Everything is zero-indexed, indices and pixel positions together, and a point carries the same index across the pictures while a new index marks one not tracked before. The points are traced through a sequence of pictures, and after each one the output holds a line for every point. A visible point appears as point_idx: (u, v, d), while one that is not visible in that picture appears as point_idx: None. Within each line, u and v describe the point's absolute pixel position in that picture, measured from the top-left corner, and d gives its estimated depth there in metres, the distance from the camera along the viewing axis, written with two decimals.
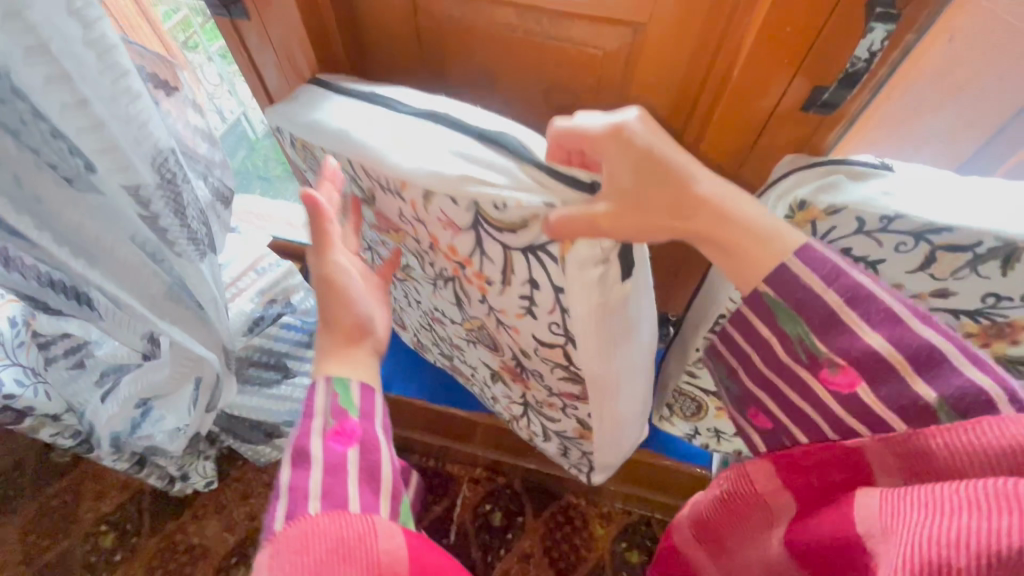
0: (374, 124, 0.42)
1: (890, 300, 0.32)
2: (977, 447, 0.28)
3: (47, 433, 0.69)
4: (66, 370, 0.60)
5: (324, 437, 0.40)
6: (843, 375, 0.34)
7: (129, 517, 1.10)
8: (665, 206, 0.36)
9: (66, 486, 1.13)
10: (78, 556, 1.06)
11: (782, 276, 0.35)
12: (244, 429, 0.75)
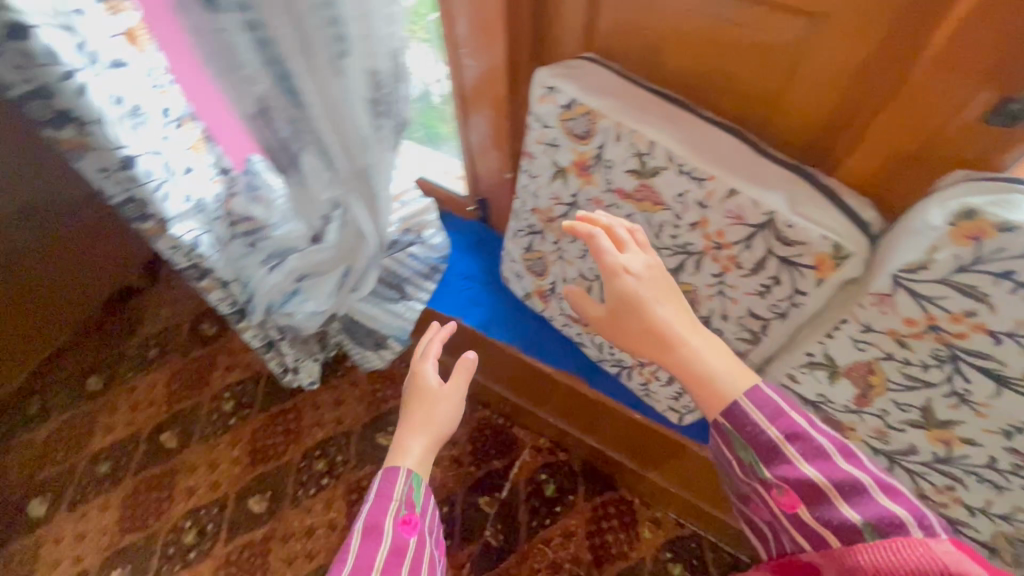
0: (674, 119, 0.48)
1: (822, 441, 0.45)
2: (898, 560, 0.38)
3: (214, 298, 0.79)
4: (243, 247, 0.76)
5: (395, 522, 0.59)
6: (787, 497, 0.45)
7: (247, 391, 1.29)
8: (661, 337, 0.49)
9: (207, 353, 1.35)
10: (205, 410, 1.28)
11: (736, 409, 0.46)
12: (361, 332, 0.88)
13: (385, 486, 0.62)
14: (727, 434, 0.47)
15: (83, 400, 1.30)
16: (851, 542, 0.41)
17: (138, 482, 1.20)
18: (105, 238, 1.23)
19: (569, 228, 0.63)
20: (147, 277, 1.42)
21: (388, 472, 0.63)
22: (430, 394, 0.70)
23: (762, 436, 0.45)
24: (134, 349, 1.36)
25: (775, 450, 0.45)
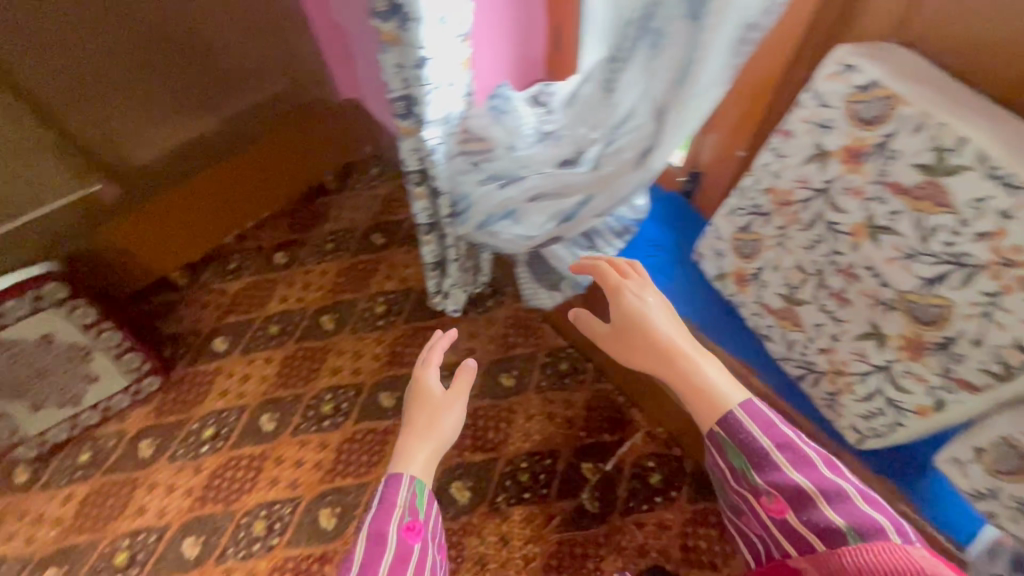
0: (989, 112, 0.55)
1: (810, 452, 0.54)
2: (873, 555, 0.45)
3: (421, 207, 0.90)
4: (466, 163, 0.83)
5: (399, 528, 0.63)
6: (775, 504, 0.53)
7: (399, 302, 1.43)
8: (662, 352, 0.64)
9: (373, 259, 1.51)
10: (360, 307, 1.43)
11: (728, 418, 0.57)
12: (543, 269, 0.91)
13: (391, 493, 0.66)
14: (719, 441, 0.57)
15: (268, 268, 1.51)
16: (834, 542, 0.48)
17: (297, 350, 1.39)
18: (313, 130, 1.50)
19: (808, 218, 0.69)
20: (337, 180, 1.62)
21: (392, 482, 0.66)
22: (433, 401, 0.77)
23: (757, 445, 0.55)
24: (315, 239, 1.55)
25: (762, 460, 0.54)
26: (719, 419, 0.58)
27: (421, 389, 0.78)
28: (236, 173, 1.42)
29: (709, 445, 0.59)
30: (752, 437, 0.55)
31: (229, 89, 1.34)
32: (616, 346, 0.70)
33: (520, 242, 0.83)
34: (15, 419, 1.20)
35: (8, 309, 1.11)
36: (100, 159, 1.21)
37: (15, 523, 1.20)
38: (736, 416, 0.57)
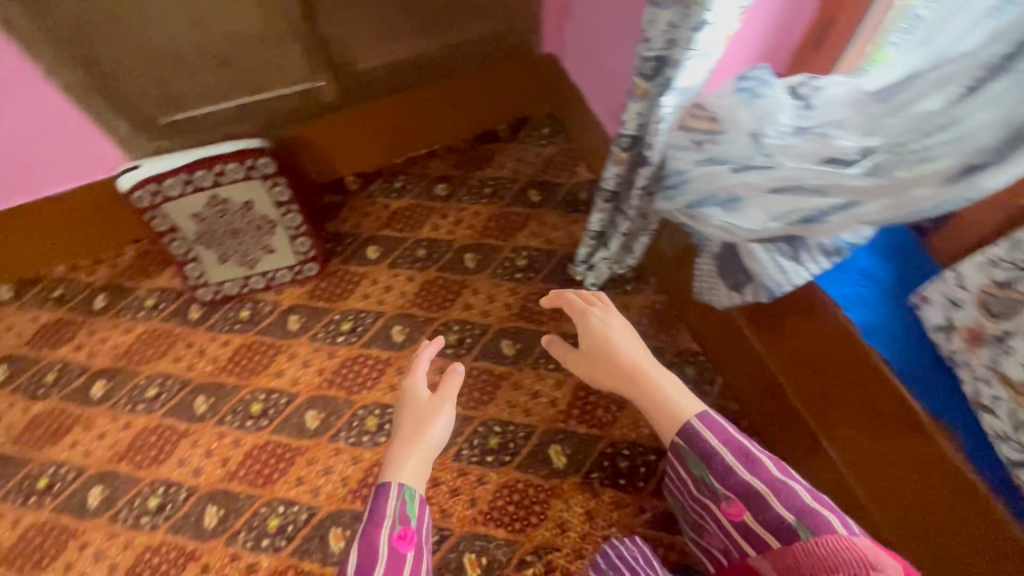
0: None
1: (756, 458, 0.79)
2: (812, 537, 0.69)
3: (613, 169, 0.95)
4: (692, 140, 0.84)
5: (393, 537, 0.79)
6: (734, 505, 0.79)
7: (540, 260, 1.45)
8: (632, 376, 0.94)
9: (525, 214, 1.54)
10: (502, 256, 1.47)
11: (692, 429, 0.84)
12: (727, 268, 0.87)
13: (384, 506, 0.82)
14: (681, 450, 0.86)
15: (428, 196, 1.59)
16: (782, 529, 0.72)
17: (437, 278, 1.46)
18: (507, 75, 1.55)
19: None
20: (509, 130, 1.66)
21: (379, 498, 0.82)
22: (419, 411, 0.94)
23: (717, 454, 0.81)
24: (476, 180, 1.61)
25: (716, 468, 0.81)
26: (676, 426, 0.87)
27: (411, 402, 0.96)
28: (433, 100, 1.51)
29: (674, 456, 0.87)
30: (703, 448, 0.83)
31: (456, 18, 1.35)
32: (592, 367, 1.01)
33: (723, 231, 0.80)
34: (203, 265, 1.37)
35: (230, 169, 1.27)
36: (333, 62, 1.30)
37: (180, 351, 1.39)
38: (693, 426, 0.84)
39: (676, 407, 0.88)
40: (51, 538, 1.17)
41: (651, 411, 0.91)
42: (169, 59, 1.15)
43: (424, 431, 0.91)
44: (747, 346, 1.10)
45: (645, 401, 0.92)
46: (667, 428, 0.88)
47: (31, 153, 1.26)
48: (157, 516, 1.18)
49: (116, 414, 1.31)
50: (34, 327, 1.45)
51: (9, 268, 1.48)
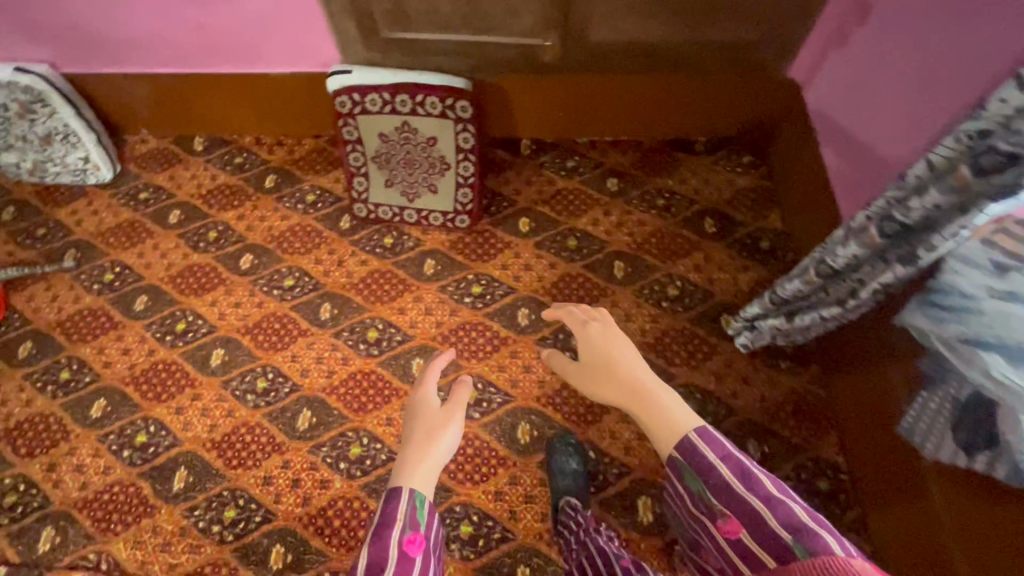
0: None
1: (755, 470, 0.64)
2: (811, 563, 0.54)
3: (851, 246, 0.84)
4: None
5: (401, 538, 0.72)
6: (730, 523, 0.64)
7: (693, 297, 1.32)
8: (629, 394, 0.74)
9: (692, 241, 1.40)
10: (654, 277, 1.36)
11: (700, 456, 0.66)
12: (967, 424, 0.70)
13: (392, 510, 0.74)
14: (678, 464, 0.68)
15: (597, 187, 1.49)
16: (783, 557, 0.58)
17: (579, 274, 1.37)
18: (732, 90, 1.38)
19: None
20: (706, 147, 1.51)
21: (392, 497, 0.74)
22: (429, 414, 0.86)
23: (705, 462, 0.65)
24: (651, 187, 1.48)
25: (709, 480, 0.65)
26: (678, 448, 0.68)
27: (423, 405, 0.87)
28: (645, 90, 1.39)
29: (669, 470, 0.70)
30: (697, 456, 0.66)
31: (714, 17, 1.20)
32: (583, 378, 0.80)
33: (998, 385, 0.63)
34: (370, 183, 1.39)
35: (429, 103, 1.26)
36: (569, 23, 1.20)
37: (323, 255, 1.44)
38: (693, 442, 0.67)
39: (680, 428, 0.69)
40: (174, 379, 1.29)
41: (655, 434, 0.71)
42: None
43: (435, 435, 0.82)
44: (922, 497, 0.92)
45: (643, 420, 0.72)
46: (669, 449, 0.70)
47: (268, 32, 1.33)
48: (261, 399, 1.25)
49: (253, 291, 1.39)
50: (212, 184, 1.57)
51: (211, 125, 1.61)
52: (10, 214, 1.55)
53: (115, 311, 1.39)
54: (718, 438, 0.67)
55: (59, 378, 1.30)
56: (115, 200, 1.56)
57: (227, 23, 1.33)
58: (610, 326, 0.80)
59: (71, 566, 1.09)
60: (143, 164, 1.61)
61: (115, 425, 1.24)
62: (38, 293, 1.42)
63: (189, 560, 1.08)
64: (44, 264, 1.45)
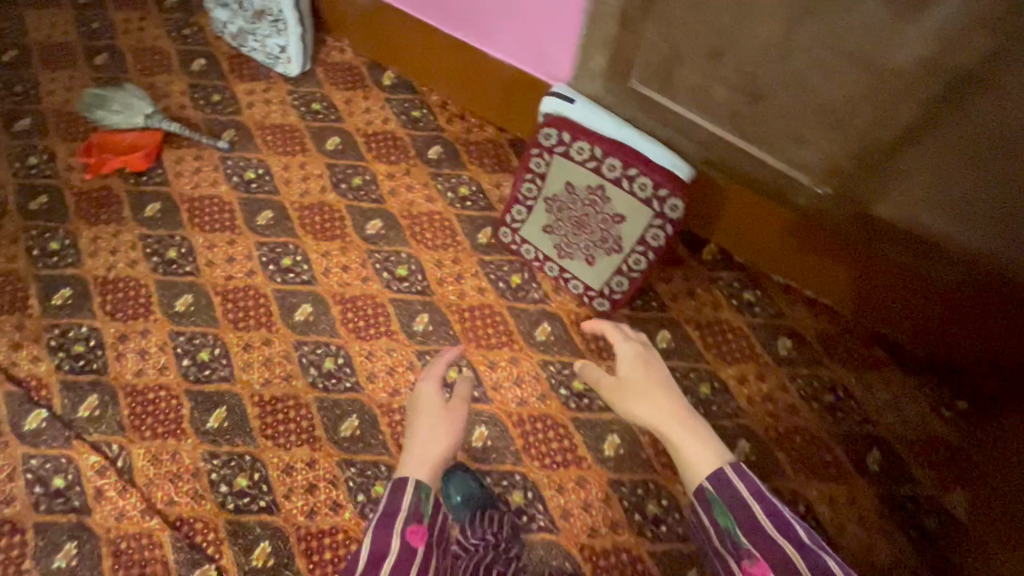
0: None
1: (779, 512, 0.73)
2: None
3: None
4: None
5: (405, 529, 0.79)
6: (756, 565, 0.70)
7: None
8: (654, 402, 0.86)
9: (842, 467, 1.12)
10: (775, 484, 1.11)
11: (717, 476, 0.76)
12: None
13: (392, 501, 0.82)
14: (708, 495, 0.75)
15: (765, 341, 1.22)
16: None
17: None
18: (988, 321, 1.09)
19: None
20: (917, 364, 1.19)
21: (396, 489, 0.83)
22: (429, 415, 0.95)
23: (740, 499, 0.74)
24: (829, 375, 1.19)
25: (738, 516, 0.73)
26: (706, 470, 0.77)
27: (419, 406, 0.97)
28: (883, 274, 1.12)
29: (696, 500, 0.77)
30: (730, 492, 0.74)
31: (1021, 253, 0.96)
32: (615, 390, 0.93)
33: None
34: (529, 218, 1.21)
35: (639, 181, 1.04)
36: (854, 182, 0.99)
37: (445, 259, 1.31)
38: (725, 474, 0.76)
39: (709, 459, 0.78)
40: (257, 311, 1.25)
41: (680, 449, 0.80)
42: (711, 50, 0.93)
43: (437, 440, 0.91)
44: None
45: (675, 441, 0.81)
46: (697, 470, 0.77)
47: (514, 18, 1.17)
48: (321, 379, 1.18)
49: (365, 261, 1.31)
50: (380, 125, 1.47)
51: (409, 66, 1.49)
52: (198, 66, 1.54)
53: (239, 212, 1.36)
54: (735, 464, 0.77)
55: (165, 253, 1.31)
56: (289, 98, 1.51)
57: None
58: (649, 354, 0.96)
59: (95, 445, 1.12)
60: (330, 73, 1.54)
61: (189, 329, 1.23)
62: (186, 159, 1.42)
63: (188, 506, 1.07)
64: (203, 134, 1.45)
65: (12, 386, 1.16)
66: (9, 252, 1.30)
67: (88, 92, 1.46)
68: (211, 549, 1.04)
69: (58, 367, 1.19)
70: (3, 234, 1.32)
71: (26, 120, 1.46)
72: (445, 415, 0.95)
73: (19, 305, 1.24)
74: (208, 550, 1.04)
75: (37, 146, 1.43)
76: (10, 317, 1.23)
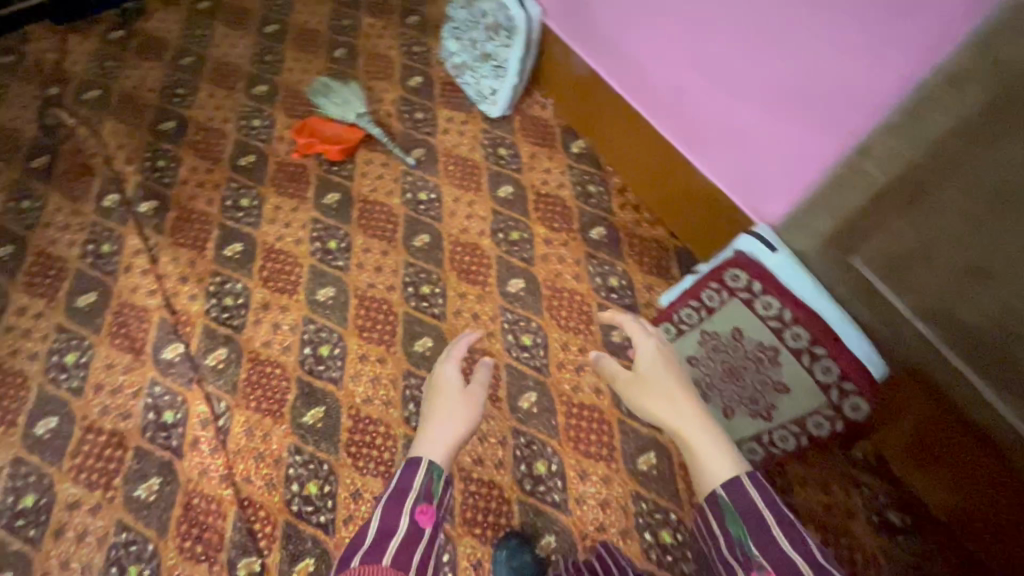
0: None
1: (797, 528, 0.55)
2: None
3: None
4: None
5: (415, 508, 0.68)
6: None
7: None
8: (663, 396, 0.67)
9: None
10: None
11: (735, 493, 0.57)
12: None
13: (402, 475, 0.71)
14: (721, 506, 0.58)
15: None
16: None
17: None
18: None
19: None
20: None
21: (405, 467, 0.71)
22: (448, 391, 0.82)
23: (751, 505, 0.56)
24: None
25: (752, 525, 0.55)
26: (725, 485, 0.58)
27: (432, 373, 0.88)
28: (983, 462, 0.95)
29: (707, 511, 0.59)
30: (745, 499, 0.57)
31: None
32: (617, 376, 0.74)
33: None
34: (674, 343, 1.12)
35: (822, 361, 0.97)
36: None
37: (572, 344, 1.27)
38: (742, 483, 0.58)
39: (730, 470, 0.59)
40: (384, 328, 1.28)
41: (692, 457, 0.62)
42: (971, 268, 0.86)
43: (456, 419, 0.78)
44: None
45: (688, 449, 0.62)
46: (711, 475, 0.59)
47: (750, 155, 1.11)
48: (416, 419, 1.18)
49: (495, 317, 1.30)
50: (554, 188, 1.48)
51: (603, 142, 1.49)
52: (414, 82, 1.66)
53: (400, 227, 1.42)
54: (757, 480, 0.58)
55: (327, 242, 1.40)
56: (482, 135, 1.57)
57: (722, 114, 1.13)
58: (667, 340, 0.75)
59: (208, 397, 1.20)
60: (526, 124, 1.58)
61: (321, 321, 1.29)
62: (374, 162, 1.52)
63: (259, 490, 1.11)
64: (396, 144, 1.54)
65: (168, 315, 1.29)
66: (210, 195, 1.46)
67: (320, 80, 1.62)
68: (263, 542, 1.07)
69: (207, 311, 1.30)
70: (211, 177, 1.49)
71: (265, 86, 1.66)
72: (454, 385, 0.83)
73: (199, 244, 1.39)
74: (260, 542, 1.07)
75: (265, 111, 1.61)
76: (189, 252, 1.38)
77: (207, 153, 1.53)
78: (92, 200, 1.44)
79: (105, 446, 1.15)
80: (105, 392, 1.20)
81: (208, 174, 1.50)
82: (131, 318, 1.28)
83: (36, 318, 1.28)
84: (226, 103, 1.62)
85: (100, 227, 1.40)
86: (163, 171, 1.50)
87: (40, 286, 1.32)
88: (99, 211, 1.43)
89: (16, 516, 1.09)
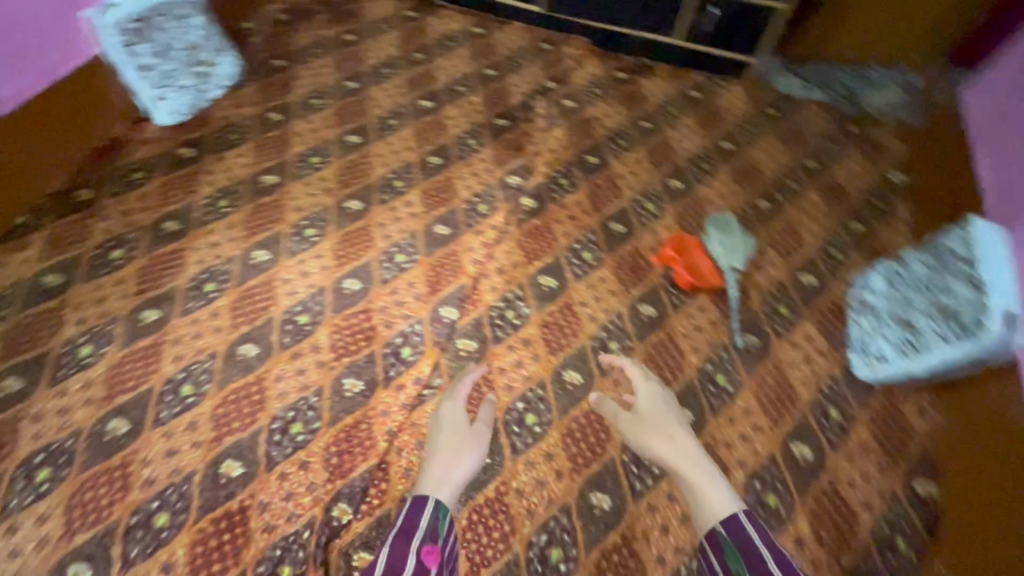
0: None
1: (765, 535, 0.89)
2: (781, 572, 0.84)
3: None
4: None
5: (421, 548, 0.92)
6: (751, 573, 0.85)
7: None
8: (669, 440, 1.09)
9: None
10: None
11: (731, 520, 0.92)
12: None
13: (407, 511, 0.98)
14: (719, 535, 0.92)
15: None
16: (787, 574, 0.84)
17: None
18: None
19: None
20: None
21: (419, 508, 0.98)
22: (452, 432, 1.13)
23: (740, 529, 0.90)
24: None
25: (742, 549, 0.88)
26: (722, 516, 0.93)
27: (439, 416, 1.17)
28: None
29: (708, 538, 0.93)
30: (738, 527, 0.91)
31: None
32: (632, 424, 1.16)
33: None
34: None
35: None
36: None
37: None
38: (738, 514, 0.93)
39: (724, 503, 0.96)
40: (582, 451, 1.25)
41: (694, 488, 1.00)
42: None
43: (460, 456, 1.09)
44: None
45: (694, 481, 1.00)
46: (716, 513, 0.94)
47: None
48: (535, 554, 1.13)
49: (677, 545, 1.15)
50: (849, 500, 1.20)
51: (962, 518, 1.15)
52: (807, 280, 1.50)
53: (675, 385, 1.34)
54: (739, 515, 0.93)
55: (610, 340, 1.41)
56: (825, 379, 1.35)
57: None
58: (672, 410, 1.18)
59: (436, 366, 1.35)
60: (880, 413, 1.31)
61: (547, 394, 1.32)
62: (706, 314, 1.45)
63: (398, 468, 1.21)
64: (740, 316, 1.44)
65: (470, 286, 1.48)
66: (570, 229, 1.60)
67: (724, 215, 1.62)
68: (364, 506, 1.16)
69: (491, 307, 1.44)
70: (582, 217, 1.63)
71: (681, 184, 1.72)
72: (461, 435, 1.13)
73: (531, 258, 1.54)
74: (363, 504, 1.17)
75: (663, 201, 1.68)
76: (521, 257, 1.54)
77: (596, 198, 1.68)
78: (503, 171, 1.74)
79: (362, 332, 1.39)
80: (395, 298, 1.45)
81: (583, 214, 1.64)
82: (450, 266, 1.52)
83: (410, 216, 1.61)
84: (643, 173, 1.74)
85: (490, 192, 1.69)
86: (560, 187, 1.70)
87: (430, 198, 1.66)
88: (500, 181, 1.72)
89: (289, 322, 1.40)
